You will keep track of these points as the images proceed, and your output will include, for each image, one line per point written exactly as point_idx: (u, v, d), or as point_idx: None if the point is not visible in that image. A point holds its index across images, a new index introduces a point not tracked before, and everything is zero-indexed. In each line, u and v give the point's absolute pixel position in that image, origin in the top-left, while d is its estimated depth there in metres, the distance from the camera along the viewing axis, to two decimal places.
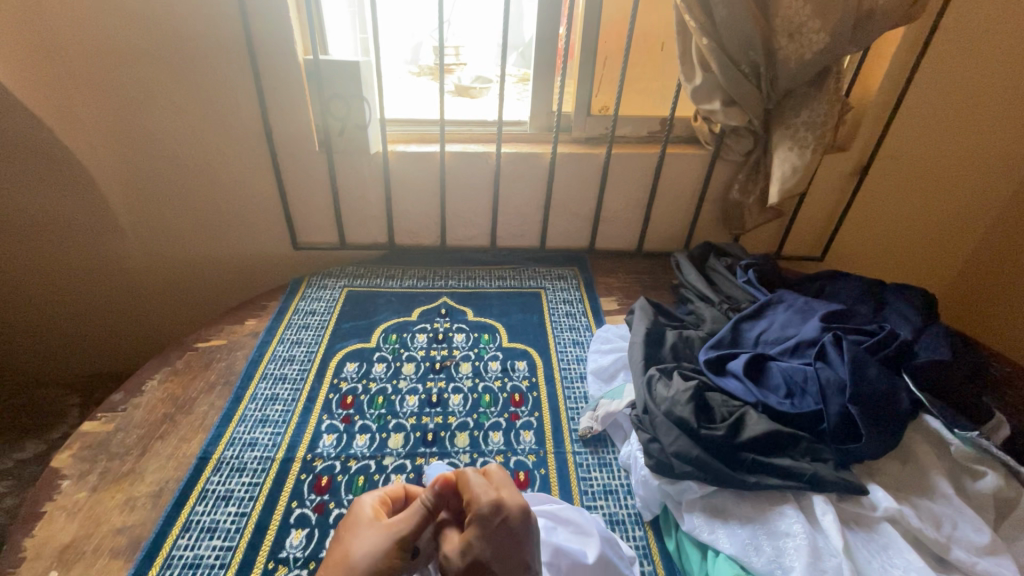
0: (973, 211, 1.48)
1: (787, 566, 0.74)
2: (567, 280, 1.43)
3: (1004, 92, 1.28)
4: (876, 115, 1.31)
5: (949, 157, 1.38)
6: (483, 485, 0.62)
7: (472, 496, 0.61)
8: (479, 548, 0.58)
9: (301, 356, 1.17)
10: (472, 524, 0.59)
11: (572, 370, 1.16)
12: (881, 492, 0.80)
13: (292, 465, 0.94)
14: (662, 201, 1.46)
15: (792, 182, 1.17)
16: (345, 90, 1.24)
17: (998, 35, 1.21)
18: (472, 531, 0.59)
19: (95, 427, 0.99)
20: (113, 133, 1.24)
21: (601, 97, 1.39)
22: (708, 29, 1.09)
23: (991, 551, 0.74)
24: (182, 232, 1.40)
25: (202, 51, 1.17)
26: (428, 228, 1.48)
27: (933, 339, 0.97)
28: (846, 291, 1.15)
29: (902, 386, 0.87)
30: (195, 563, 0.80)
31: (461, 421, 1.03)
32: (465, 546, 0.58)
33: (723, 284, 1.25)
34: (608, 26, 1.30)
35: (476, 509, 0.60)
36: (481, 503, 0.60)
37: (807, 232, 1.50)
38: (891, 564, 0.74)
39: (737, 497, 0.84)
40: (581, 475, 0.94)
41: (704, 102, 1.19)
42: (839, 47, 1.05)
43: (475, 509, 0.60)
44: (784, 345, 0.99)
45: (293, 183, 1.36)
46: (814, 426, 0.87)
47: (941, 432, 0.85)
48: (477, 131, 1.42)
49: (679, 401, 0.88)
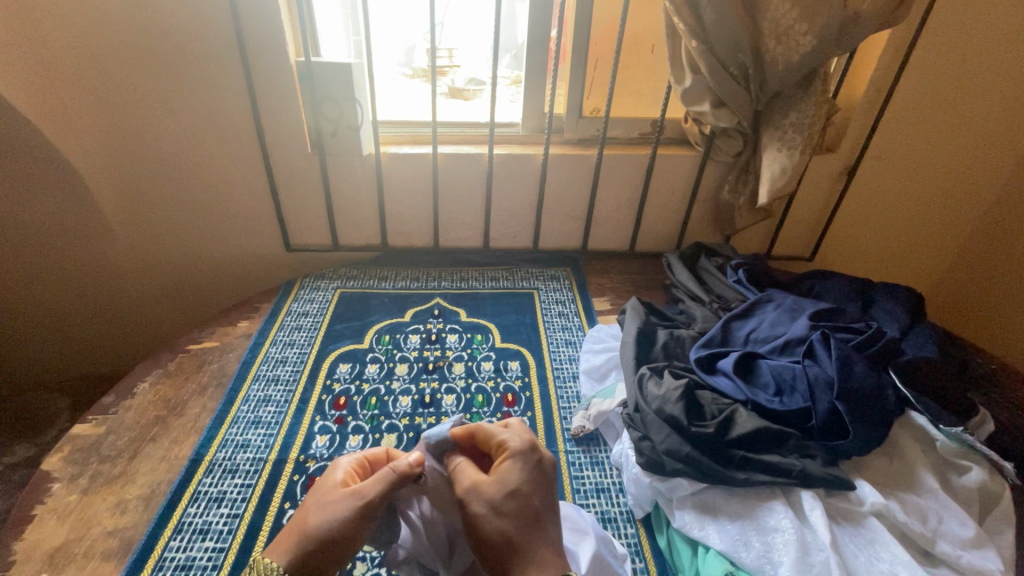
0: (959, 210, 1.50)
1: (775, 561, 0.75)
2: (559, 280, 1.44)
3: (990, 95, 1.31)
4: (864, 117, 1.33)
5: (934, 159, 1.40)
6: (511, 432, 0.70)
7: (504, 436, 0.69)
8: (516, 478, 0.65)
9: (294, 358, 1.17)
10: (507, 462, 0.66)
11: (564, 370, 1.16)
12: (868, 487, 0.81)
13: (285, 466, 0.94)
14: (653, 202, 1.47)
15: (781, 182, 1.18)
16: (339, 92, 1.24)
17: (982, 37, 1.23)
18: (507, 466, 0.66)
19: (85, 429, 0.99)
20: (103, 134, 1.24)
21: (592, 99, 1.41)
22: (697, 32, 1.10)
23: (976, 545, 0.75)
24: (172, 234, 1.40)
25: (195, 53, 1.17)
26: (421, 229, 1.48)
27: (920, 337, 0.98)
28: (834, 291, 1.16)
29: (889, 383, 0.88)
30: (187, 565, 0.80)
31: (454, 421, 1.03)
32: (499, 482, 0.65)
33: (713, 284, 1.26)
34: (599, 29, 1.31)
35: (511, 449, 0.67)
36: (516, 443, 0.68)
37: (796, 232, 1.52)
38: (878, 558, 0.75)
39: (727, 494, 0.84)
40: (573, 474, 0.95)
41: (694, 104, 1.20)
42: (826, 50, 1.07)
43: (508, 448, 0.67)
44: (773, 343, 1.00)
45: (286, 186, 1.36)
46: (802, 423, 0.88)
47: (927, 428, 0.86)
48: (469, 132, 1.43)
49: (669, 400, 0.89)
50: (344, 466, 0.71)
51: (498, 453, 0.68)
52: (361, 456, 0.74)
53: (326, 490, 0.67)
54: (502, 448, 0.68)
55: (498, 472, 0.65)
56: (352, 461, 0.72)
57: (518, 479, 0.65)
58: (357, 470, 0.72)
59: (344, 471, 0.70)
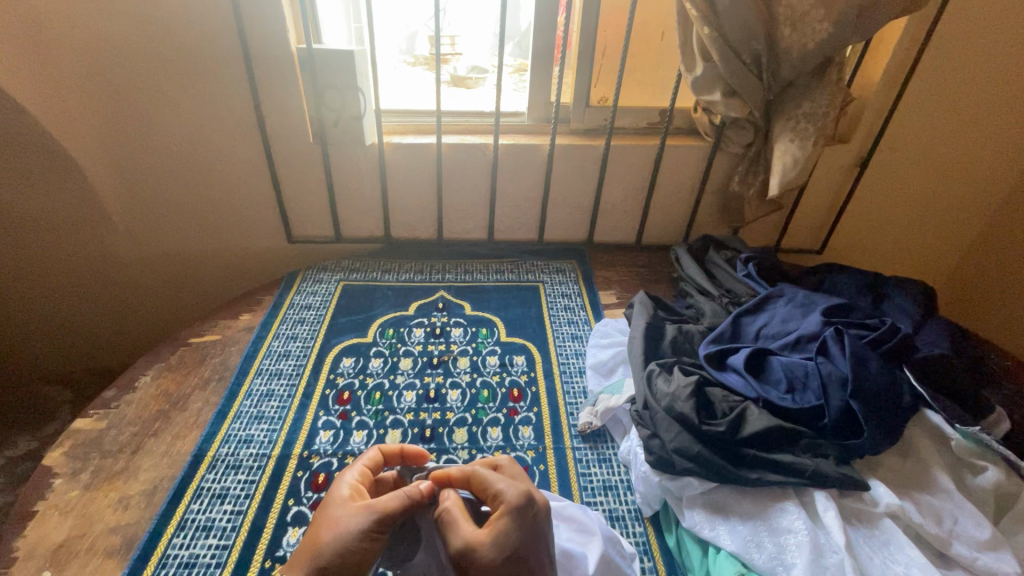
0: (972, 202, 1.47)
1: (788, 562, 0.73)
2: (565, 273, 1.42)
3: (1008, 85, 1.27)
4: (878, 107, 1.30)
5: (949, 151, 1.37)
6: (507, 481, 0.64)
7: (500, 487, 0.64)
8: (513, 538, 0.59)
9: (296, 352, 1.15)
10: (501, 518, 0.61)
11: (570, 365, 1.15)
12: (883, 487, 0.79)
13: (289, 462, 0.93)
14: (661, 193, 1.44)
15: (793, 174, 1.16)
16: (339, 80, 1.21)
17: (1003, 25, 1.20)
18: (500, 525, 0.60)
19: (87, 424, 0.98)
20: (100, 124, 1.22)
21: (599, 88, 1.37)
22: (709, 18, 1.07)
23: (993, 547, 0.74)
24: (172, 225, 1.38)
25: (193, 41, 1.14)
26: (425, 220, 1.46)
27: (934, 333, 0.97)
28: (846, 285, 1.14)
29: (904, 381, 0.87)
30: (190, 563, 0.79)
31: (459, 417, 1.02)
32: (497, 537, 0.60)
33: (722, 278, 1.24)
34: (607, 16, 1.28)
35: (506, 501, 0.62)
36: (510, 495, 0.62)
37: (806, 224, 1.49)
38: (893, 560, 0.73)
39: (738, 494, 0.83)
40: (580, 471, 0.93)
41: (705, 93, 1.17)
42: (843, 37, 1.03)
43: (504, 501, 0.62)
44: (785, 339, 0.98)
45: (287, 176, 1.34)
46: (815, 421, 0.86)
47: (942, 427, 0.84)
48: (474, 122, 1.40)
49: (680, 397, 0.88)
50: (349, 482, 0.68)
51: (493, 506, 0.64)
52: (361, 467, 0.71)
53: (335, 506, 0.64)
54: (496, 500, 0.64)
55: (489, 527, 0.61)
56: (356, 474, 0.70)
57: (513, 538, 0.59)
58: (359, 484, 0.69)
59: (349, 488, 0.67)
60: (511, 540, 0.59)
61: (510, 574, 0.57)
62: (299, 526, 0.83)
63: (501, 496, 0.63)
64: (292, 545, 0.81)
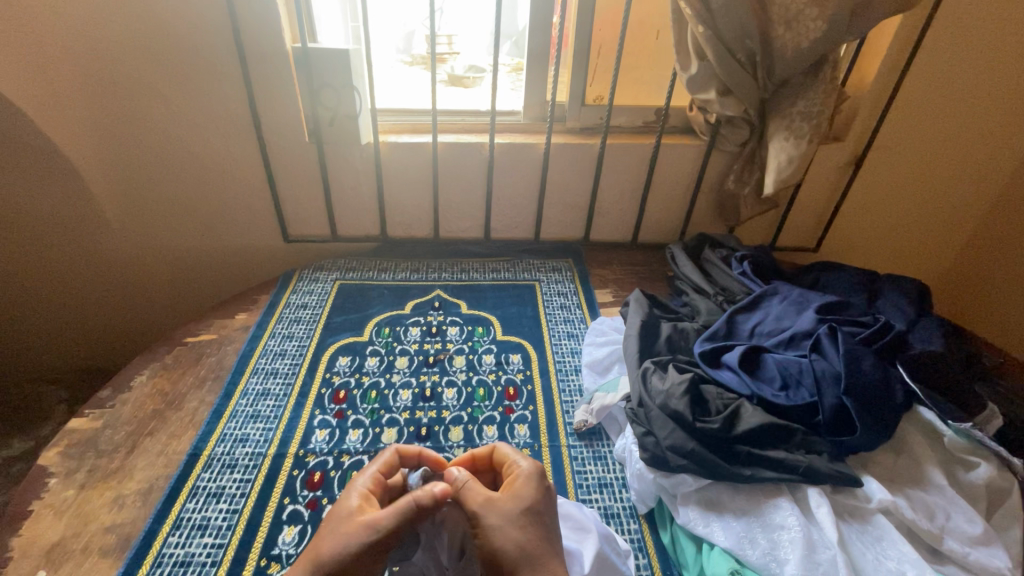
0: (967, 200, 1.47)
1: (782, 559, 0.74)
2: (561, 272, 1.42)
3: (1001, 84, 1.28)
4: (872, 106, 1.31)
5: (943, 149, 1.38)
6: (522, 454, 0.71)
7: (517, 459, 0.70)
8: (531, 496, 0.65)
9: (292, 351, 1.15)
10: (521, 480, 0.67)
11: (566, 363, 1.15)
12: (875, 484, 0.80)
13: (284, 461, 0.93)
14: (657, 192, 1.45)
15: (788, 172, 1.16)
16: (335, 79, 1.21)
17: (995, 24, 1.20)
18: (521, 484, 0.66)
19: (82, 424, 0.98)
20: (94, 123, 1.21)
21: (595, 87, 1.38)
22: (704, 17, 1.07)
23: (984, 542, 0.75)
24: (167, 224, 1.38)
25: (188, 40, 1.14)
26: (421, 218, 1.46)
27: (927, 331, 0.97)
28: (840, 283, 1.14)
29: (897, 378, 0.87)
30: (186, 561, 0.79)
31: (455, 415, 1.02)
32: (516, 496, 0.65)
33: (717, 277, 1.24)
34: (602, 15, 1.28)
35: (522, 469, 0.68)
36: (526, 463, 0.69)
37: (802, 223, 1.49)
38: (885, 556, 0.74)
39: (732, 491, 0.83)
40: (575, 469, 0.94)
41: (700, 92, 1.17)
42: (837, 36, 1.04)
43: (519, 468, 0.69)
44: (779, 337, 0.98)
45: (283, 175, 1.34)
46: (808, 418, 0.87)
47: (935, 424, 0.85)
48: (470, 121, 1.41)
49: (674, 395, 0.88)
50: (358, 491, 0.67)
51: (510, 475, 0.69)
52: (373, 473, 0.71)
53: (338, 519, 0.64)
54: (513, 470, 0.70)
55: (511, 489, 0.66)
56: (367, 481, 0.69)
57: (532, 496, 0.65)
58: (370, 491, 0.69)
59: (358, 497, 0.67)
60: (532, 496, 0.65)
61: (531, 526, 0.62)
62: (295, 525, 0.84)
63: (518, 466, 0.69)
64: (287, 544, 0.81)
